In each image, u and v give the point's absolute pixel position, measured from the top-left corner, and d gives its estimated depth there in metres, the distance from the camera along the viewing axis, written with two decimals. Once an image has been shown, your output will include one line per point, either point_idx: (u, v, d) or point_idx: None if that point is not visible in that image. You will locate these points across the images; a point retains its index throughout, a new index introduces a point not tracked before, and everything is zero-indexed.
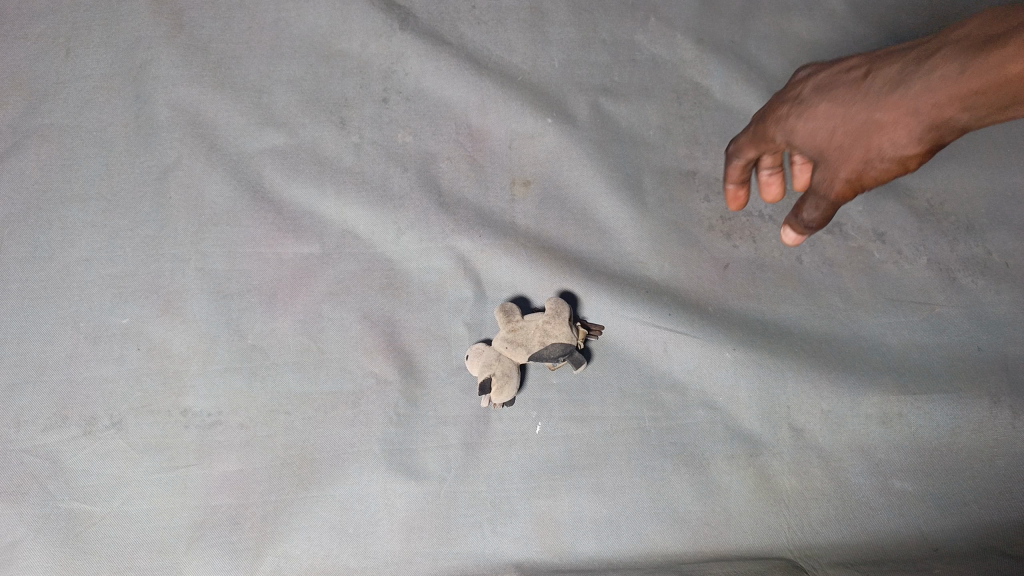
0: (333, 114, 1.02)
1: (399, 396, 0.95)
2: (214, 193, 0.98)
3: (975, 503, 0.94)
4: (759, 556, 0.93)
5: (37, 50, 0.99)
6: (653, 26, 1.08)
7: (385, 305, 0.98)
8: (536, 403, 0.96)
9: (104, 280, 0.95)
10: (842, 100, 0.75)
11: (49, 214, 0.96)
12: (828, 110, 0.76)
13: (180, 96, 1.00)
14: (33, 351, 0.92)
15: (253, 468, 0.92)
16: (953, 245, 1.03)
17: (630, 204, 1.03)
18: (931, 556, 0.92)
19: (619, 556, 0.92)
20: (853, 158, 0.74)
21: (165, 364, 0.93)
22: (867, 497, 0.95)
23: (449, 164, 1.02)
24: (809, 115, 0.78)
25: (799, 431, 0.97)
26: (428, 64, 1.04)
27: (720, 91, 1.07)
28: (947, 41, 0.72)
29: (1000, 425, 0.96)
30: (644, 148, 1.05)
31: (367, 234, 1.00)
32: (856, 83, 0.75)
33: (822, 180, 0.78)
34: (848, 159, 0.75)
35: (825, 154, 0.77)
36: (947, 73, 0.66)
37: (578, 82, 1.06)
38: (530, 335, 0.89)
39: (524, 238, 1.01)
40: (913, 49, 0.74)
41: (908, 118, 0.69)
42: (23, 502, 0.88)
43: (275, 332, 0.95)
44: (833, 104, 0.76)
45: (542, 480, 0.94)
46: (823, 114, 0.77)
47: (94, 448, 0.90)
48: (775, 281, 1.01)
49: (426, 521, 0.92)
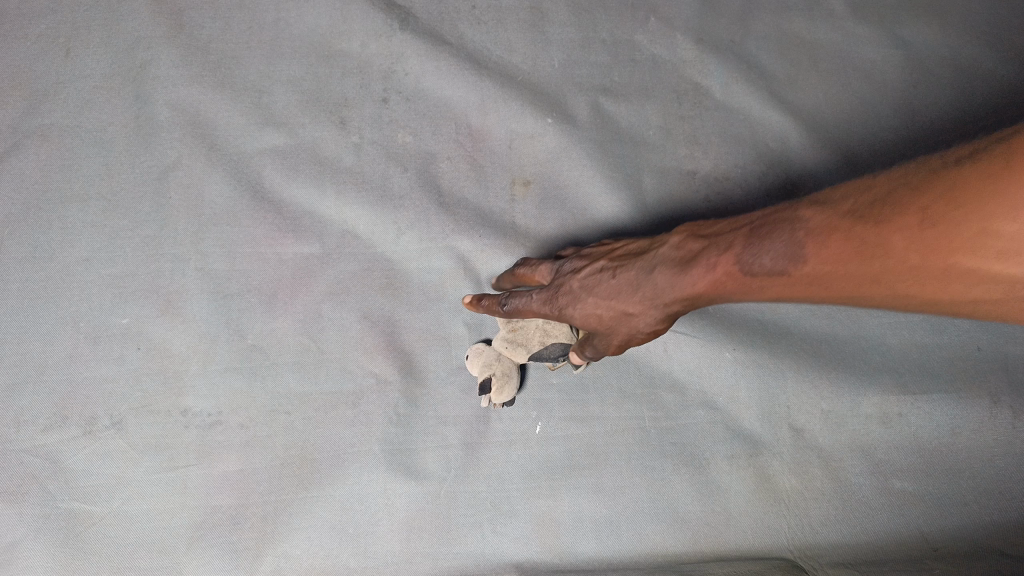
0: (333, 114, 1.02)
1: (399, 396, 0.95)
2: (214, 193, 0.98)
3: (975, 503, 0.94)
4: (759, 556, 0.93)
5: (36, 50, 0.99)
6: (653, 26, 1.08)
7: (385, 305, 0.98)
8: (536, 403, 0.96)
9: (103, 280, 0.95)
10: (601, 294, 0.83)
11: (49, 214, 0.95)
12: (591, 304, 0.84)
13: (180, 96, 1.00)
14: (33, 351, 0.92)
15: (253, 468, 0.92)
16: None
17: (629, 204, 1.03)
18: (932, 557, 0.91)
19: (619, 556, 0.92)
20: (611, 316, 0.83)
21: (165, 364, 0.93)
22: (867, 497, 0.95)
23: (449, 164, 1.02)
24: (583, 302, 0.85)
25: (799, 431, 0.97)
26: (428, 64, 1.04)
27: (720, 91, 1.07)
28: (694, 244, 0.82)
29: (1000, 425, 0.97)
30: (644, 148, 1.05)
31: (367, 234, 1.00)
32: (595, 288, 0.84)
33: (601, 345, 0.86)
34: (622, 327, 0.83)
35: (595, 330, 0.86)
36: (701, 272, 0.77)
37: (578, 82, 1.06)
38: (530, 337, 0.93)
39: (524, 239, 1.02)
40: (721, 238, 0.80)
41: (665, 301, 0.80)
42: (23, 502, 0.88)
43: (275, 332, 0.95)
44: (595, 297, 0.83)
45: (542, 479, 0.94)
46: (598, 300, 0.84)
47: (94, 448, 0.90)
48: None
49: (426, 521, 0.92)
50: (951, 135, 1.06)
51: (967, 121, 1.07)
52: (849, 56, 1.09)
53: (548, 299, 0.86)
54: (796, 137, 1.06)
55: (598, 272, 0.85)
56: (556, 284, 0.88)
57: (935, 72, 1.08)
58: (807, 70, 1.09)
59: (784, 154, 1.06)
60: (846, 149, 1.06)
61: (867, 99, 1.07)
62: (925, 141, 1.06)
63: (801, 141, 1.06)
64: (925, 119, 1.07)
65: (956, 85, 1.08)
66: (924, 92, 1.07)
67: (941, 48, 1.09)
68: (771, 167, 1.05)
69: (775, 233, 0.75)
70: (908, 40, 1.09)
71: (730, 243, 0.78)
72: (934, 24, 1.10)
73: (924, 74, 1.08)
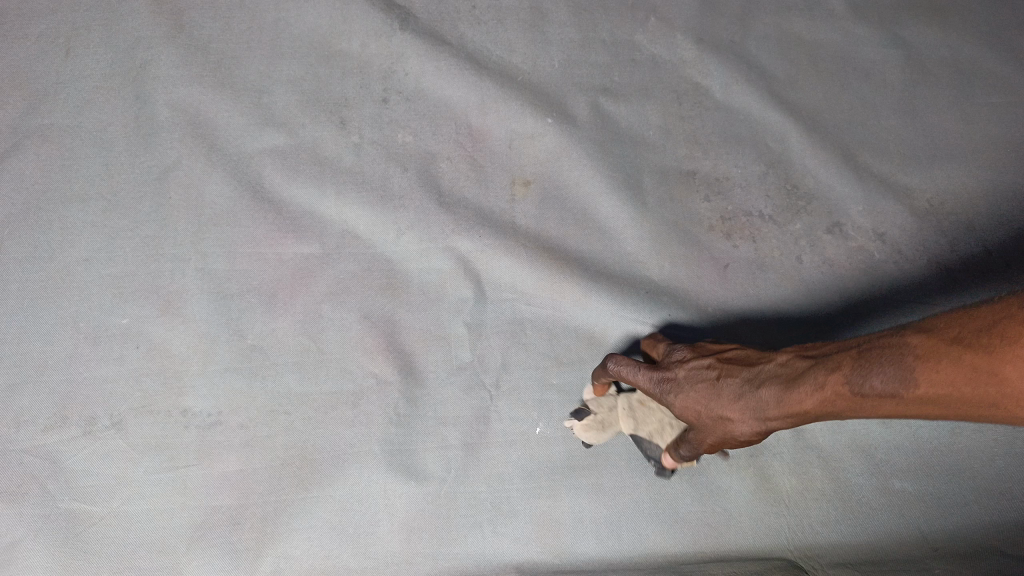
0: (333, 115, 1.02)
1: (399, 397, 0.95)
2: (214, 194, 0.98)
3: (975, 503, 0.94)
4: (759, 556, 0.92)
5: (37, 51, 0.99)
6: (653, 26, 1.08)
7: (385, 305, 0.98)
8: (537, 403, 0.97)
9: (104, 280, 0.95)
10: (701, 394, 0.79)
11: (49, 214, 0.95)
12: (693, 397, 0.80)
13: (181, 96, 1.00)
14: (33, 351, 0.92)
15: (253, 469, 0.92)
16: (953, 245, 1.02)
17: (630, 203, 1.03)
18: (932, 556, 0.90)
19: (619, 556, 0.92)
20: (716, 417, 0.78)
21: (165, 364, 0.93)
22: (867, 497, 0.95)
23: (449, 164, 1.02)
24: (681, 394, 0.81)
25: (799, 431, 0.97)
26: (429, 64, 1.04)
27: (720, 91, 1.07)
28: (802, 362, 0.75)
29: (1000, 424, 0.97)
30: (644, 148, 1.05)
31: (367, 234, 1.00)
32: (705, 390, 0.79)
33: (693, 440, 0.83)
34: (722, 427, 0.78)
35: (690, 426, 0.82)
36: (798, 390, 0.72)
37: (578, 82, 1.06)
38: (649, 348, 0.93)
39: (524, 238, 1.01)
40: (829, 356, 0.73)
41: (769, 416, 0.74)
42: (23, 502, 0.88)
43: (275, 332, 0.96)
44: (698, 396, 0.79)
45: (542, 480, 0.94)
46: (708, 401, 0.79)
47: (94, 448, 0.90)
48: (775, 281, 1.01)
49: (426, 521, 0.92)
50: (950, 135, 1.06)
51: (967, 121, 1.07)
52: (849, 56, 1.09)
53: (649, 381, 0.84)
54: (796, 138, 1.06)
55: (708, 370, 0.81)
56: (662, 368, 0.85)
57: (934, 72, 1.08)
58: (807, 70, 1.08)
59: (784, 154, 1.06)
60: (846, 149, 1.06)
61: (867, 99, 1.07)
62: (924, 141, 1.06)
63: (801, 141, 1.06)
64: (924, 119, 1.07)
65: (955, 85, 1.08)
66: (923, 92, 1.07)
67: (940, 48, 1.09)
68: (771, 167, 1.05)
69: (873, 357, 0.67)
70: (908, 40, 1.09)
71: (838, 364, 0.70)
72: (933, 24, 1.10)
73: (923, 74, 1.08)
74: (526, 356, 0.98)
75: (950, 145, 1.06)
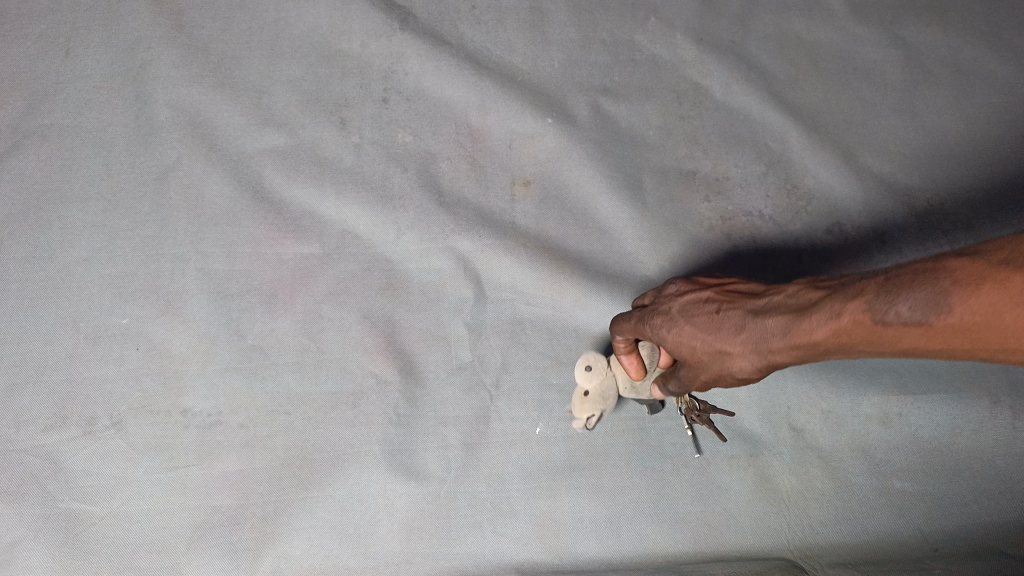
0: (333, 114, 1.02)
1: (399, 397, 0.95)
2: (214, 193, 0.98)
3: (975, 503, 0.94)
4: (759, 556, 0.93)
5: (37, 50, 0.99)
6: (653, 26, 1.08)
7: (385, 305, 0.98)
8: (537, 403, 0.97)
9: (103, 280, 0.95)
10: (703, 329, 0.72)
11: (49, 214, 0.95)
12: (688, 331, 0.73)
13: (181, 96, 1.00)
14: (33, 351, 0.92)
15: (253, 469, 0.92)
16: (953, 245, 1.03)
17: (630, 204, 1.03)
18: (931, 556, 0.92)
19: (620, 556, 0.92)
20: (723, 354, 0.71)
21: (165, 364, 0.93)
22: (868, 497, 0.95)
23: (449, 164, 1.02)
24: (674, 327, 0.74)
25: (799, 431, 0.97)
26: (429, 64, 1.04)
27: (720, 90, 1.07)
28: (815, 293, 0.68)
29: (1000, 425, 0.97)
30: (644, 148, 1.05)
31: (367, 234, 1.00)
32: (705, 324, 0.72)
33: (685, 377, 0.77)
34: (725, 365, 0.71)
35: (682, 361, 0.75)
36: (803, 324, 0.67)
37: (578, 82, 1.06)
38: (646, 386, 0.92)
39: (524, 238, 1.01)
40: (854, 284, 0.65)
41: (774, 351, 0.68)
42: (23, 502, 0.88)
43: (275, 332, 0.96)
44: (697, 328, 0.73)
45: (542, 480, 0.94)
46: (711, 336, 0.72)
47: (94, 448, 0.90)
48: (774, 281, 1.01)
49: (426, 521, 0.92)
50: (950, 135, 1.06)
51: (967, 121, 1.07)
52: (849, 56, 1.09)
53: (641, 321, 0.78)
54: (796, 138, 1.06)
55: (704, 304, 0.74)
56: (656, 304, 0.79)
57: (934, 72, 1.08)
58: (807, 70, 1.08)
59: (784, 154, 1.06)
60: (845, 149, 1.06)
61: (867, 99, 1.07)
62: (924, 141, 1.06)
63: (801, 141, 1.06)
64: (924, 119, 1.07)
65: (955, 84, 1.08)
66: (923, 92, 1.07)
67: (940, 48, 1.09)
68: (771, 167, 1.05)
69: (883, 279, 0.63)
70: (907, 40, 1.09)
71: (861, 290, 0.63)
72: (933, 24, 1.10)
73: (922, 74, 1.08)
74: (527, 356, 0.98)
75: (950, 145, 1.06)
